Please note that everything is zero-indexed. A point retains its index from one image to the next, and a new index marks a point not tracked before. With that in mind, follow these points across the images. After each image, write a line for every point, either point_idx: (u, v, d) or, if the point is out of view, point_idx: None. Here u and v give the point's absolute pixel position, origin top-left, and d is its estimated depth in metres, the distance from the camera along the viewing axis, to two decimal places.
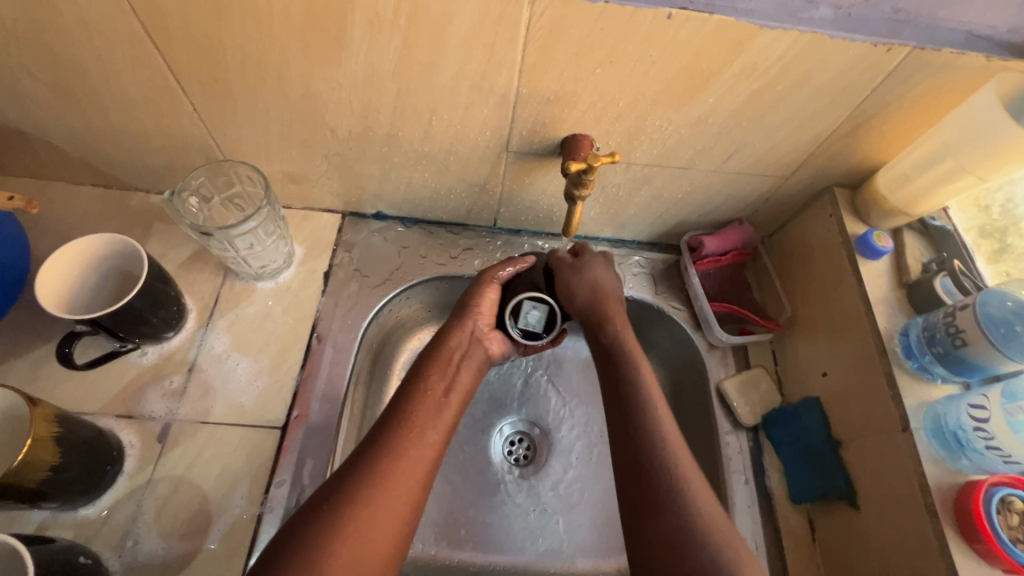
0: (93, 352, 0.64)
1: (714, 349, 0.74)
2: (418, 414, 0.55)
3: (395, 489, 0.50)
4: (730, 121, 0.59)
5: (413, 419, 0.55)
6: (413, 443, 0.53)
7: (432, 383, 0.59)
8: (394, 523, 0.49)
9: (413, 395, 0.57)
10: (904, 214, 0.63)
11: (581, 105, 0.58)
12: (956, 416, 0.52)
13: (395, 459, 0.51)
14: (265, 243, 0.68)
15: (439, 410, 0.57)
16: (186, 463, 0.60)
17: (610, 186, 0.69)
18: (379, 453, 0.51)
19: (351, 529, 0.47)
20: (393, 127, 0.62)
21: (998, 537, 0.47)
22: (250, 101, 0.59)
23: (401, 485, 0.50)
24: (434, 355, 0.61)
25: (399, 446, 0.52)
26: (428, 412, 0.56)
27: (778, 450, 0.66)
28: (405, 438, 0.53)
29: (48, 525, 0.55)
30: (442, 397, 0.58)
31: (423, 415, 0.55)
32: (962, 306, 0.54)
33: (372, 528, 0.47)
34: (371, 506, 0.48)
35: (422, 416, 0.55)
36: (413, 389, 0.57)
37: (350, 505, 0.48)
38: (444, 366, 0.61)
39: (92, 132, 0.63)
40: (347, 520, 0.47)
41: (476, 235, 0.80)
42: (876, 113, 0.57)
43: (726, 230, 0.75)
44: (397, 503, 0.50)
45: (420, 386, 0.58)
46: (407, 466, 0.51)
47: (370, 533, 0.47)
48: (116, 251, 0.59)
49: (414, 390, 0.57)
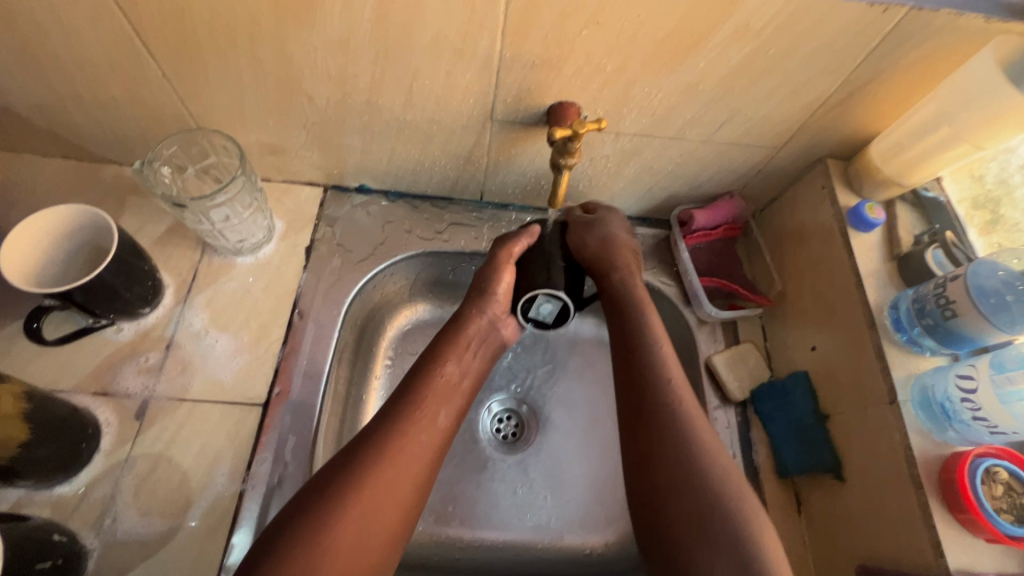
0: (65, 329, 0.62)
1: (703, 325, 0.73)
2: (426, 401, 0.54)
3: (389, 491, 0.48)
4: (721, 88, 0.57)
5: (422, 404, 0.54)
6: (424, 426, 0.52)
7: (446, 369, 0.57)
8: (389, 520, 0.47)
9: (422, 379, 0.56)
10: (897, 185, 0.62)
11: (567, 71, 0.55)
12: (943, 387, 0.51)
13: (401, 447, 0.50)
14: (243, 216, 0.66)
15: (451, 395, 0.56)
16: (165, 440, 0.59)
17: (598, 158, 0.67)
18: (373, 453, 0.49)
19: (354, 509, 0.46)
20: (373, 94, 0.59)
21: (981, 506, 0.46)
22: (222, 65, 0.56)
23: (396, 482, 0.49)
24: (448, 339, 0.60)
25: (396, 441, 0.50)
26: (437, 399, 0.55)
27: (765, 425, 0.66)
28: (401, 435, 0.51)
29: (23, 503, 0.54)
30: (455, 382, 0.57)
31: (433, 400, 0.54)
32: (953, 276, 0.53)
33: (363, 534, 0.46)
34: (363, 510, 0.46)
35: (434, 400, 0.55)
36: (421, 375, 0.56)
37: (336, 513, 0.45)
38: (461, 352, 0.59)
39: (57, 100, 0.60)
40: (334, 526, 0.45)
41: (462, 209, 0.78)
42: (871, 80, 0.55)
43: (717, 204, 0.74)
44: (392, 505, 0.48)
45: (431, 370, 0.57)
46: (409, 453, 0.50)
47: (366, 525, 0.46)
48: (87, 224, 0.57)
49: (425, 375, 0.56)
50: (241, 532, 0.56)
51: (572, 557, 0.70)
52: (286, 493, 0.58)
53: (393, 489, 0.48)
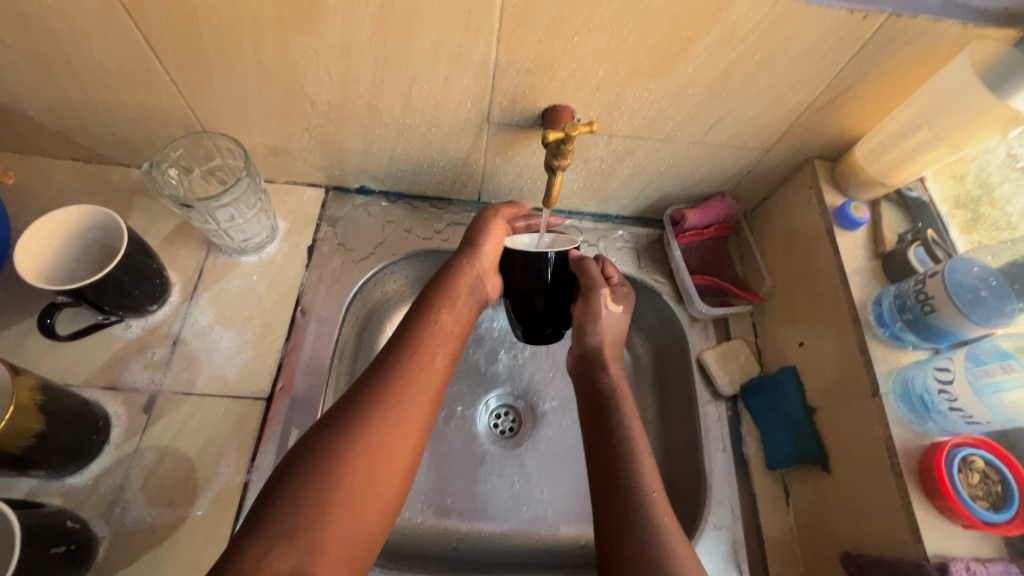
0: (76, 325, 0.64)
1: (695, 321, 0.75)
2: (427, 346, 0.57)
3: (395, 434, 0.50)
4: (710, 91, 0.59)
5: (419, 351, 0.56)
6: (421, 374, 0.55)
7: (440, 319, 0.60)
8: (394, 468, 0.49)
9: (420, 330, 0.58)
10: (882, 185, 0.64)
11: (561, 75, 0.57)
12: (923, 379, 0.53)
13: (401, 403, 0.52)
14: (247, 215, 0.68)
15: (443, 343, 0.59)
16: (172, 432, 0.61)
17: (592, 159, 0.69)
18: (385, 404, 0.51)
19: (350, 470, 0.47)
20: (373, 98, 0.61)
21: (958, 494, 0.48)
22: (227, 70, 0.58)
23: (405, 424, 0.51)
24: (444, 291, 0.62)
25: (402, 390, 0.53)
26: (431, 344, 0.57)
27: (755, 418, 0.68)
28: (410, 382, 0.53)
29: (36, 492, 0.56)
30: (448, 328, 0.60)
31: (430, 347, 0.57)
32: (932, 273, 0.55)
33: (368, 481, 0.47)
34: (369, 461, 0.48)
35: (431, 347, 0.57)
36: (420, 322, 0.59)
37: (345, 465, 0.47)
38: (453, 303, 0.62)
39: (68, 104, 0.62)
40: (355, 445, 0.48)
41: (461, 209, 0.80)
42: (854, 83, 0.57)
43: (709, 204, 0.76)
44: (399, 447, 0.50)
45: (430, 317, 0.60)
46: (409, 404, 0.52)
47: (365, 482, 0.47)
48: (98, 224, 0.59)
49: (423, 323, 0.59)
50: (246, 521, 0.58)
51: (567, 548, 0.72)
52: None
53: (393, 440, 0.50)
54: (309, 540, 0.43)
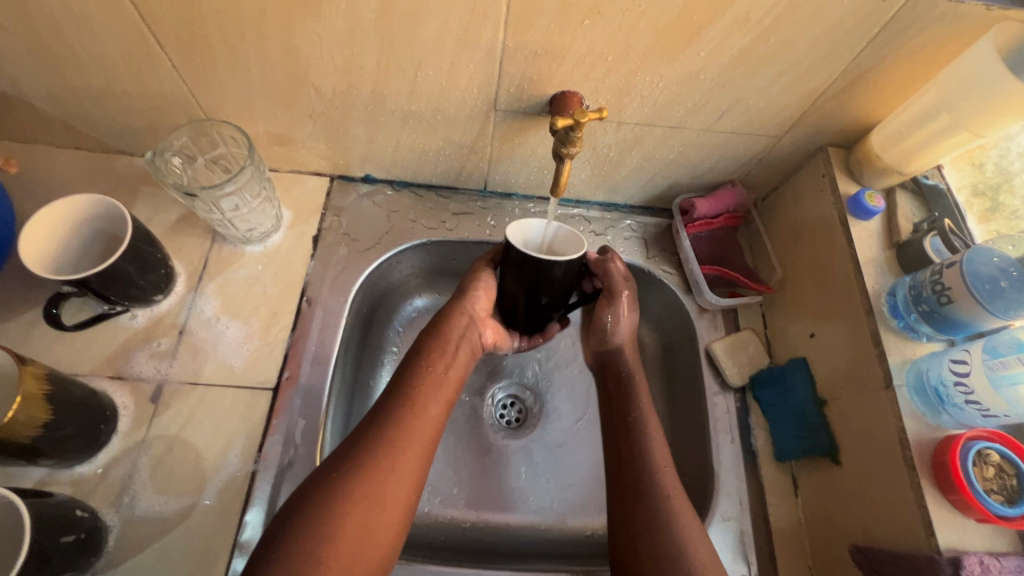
0: (82, 314, 0.64)
1: (704, 312, 0.74)
2: (424, 393, 0.57)
3: (395, 465, 0.52)
4: (722, 77, 0.57)
5: (415, 397, 0.56)
6: (417, 416, 0.55)
7: (434, 364, 0.60)
8: (400, 498, 0.51)
9: (415, 374, 0.58)
10: (898, 173, 0.62)
11: (569, 60, 0.56)
12: (937, 371, 0.52)
13: (400, 435, 0.53)
14: (251, 205, 0.67)
15: (438, 388, 0.58)
16: (180, 422, 0.61)
17: (600, 147, 0.68)
18: (389, 437, 0.53)
19: (355, 499, 0.49)
20: (378, 85, 0.60)
21: (973, 488, 0.47)
22: (230, 57, 0.57)
23: (411, 451, 0.53)
24: (436, 339, 0.62)
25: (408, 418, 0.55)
26: (427, 390, 0.57)
27: (764, 410, 0.67)
28: (415, 413, 0.55)
29: (46, 481, 0.56)
30: (443, 374, 0.59)
31: (426, 391, 0.57)
32: (949, 263, 0.54)
33: (373, 509, 0.49)
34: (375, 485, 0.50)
35: (426, 391, 0.57)
36: (417, 369, 0.59)
37: (349, 487, 0.49)
38: (445, 347, 0.61)
39: (70, 91, 0.62)
40: (360, 479, 0.50)
41: (466, 199, 0.79)
42: (872, 68, 0.56)
43: (719, 193, 0.75)
44: (397, 485, 0.51)
45: (423, 364, 0.59)
46: (409, 442, 0.53)
47: (367, 513, 0.49)
48: (102, 214, 0.59)
49: (417, 372, 0.58)
50: (254, 510, 0.58)
51: (573, 539, 0.72)
52: (296, 475, 0.60)
53: (392, 477, 0.51)
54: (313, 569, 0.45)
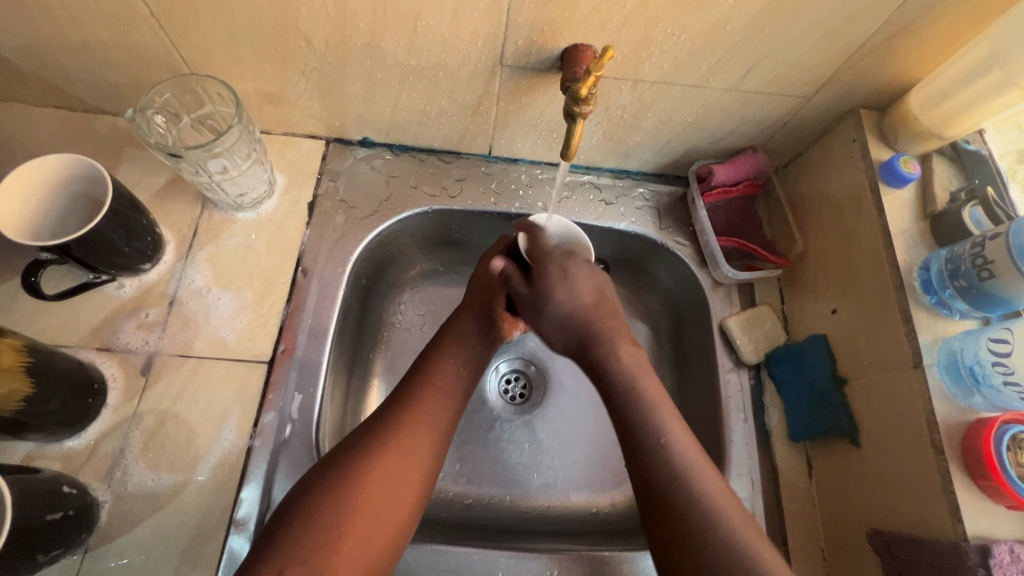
0: (66, 284, 0.61)
1: (719, 286, 0.71)
2: (432, 392, 0.54)
3: (414, 445, 0.50)
4: (751, 28, 0.52)
5: (436, 382, 0.55)
6: (437, 402, 0.54)
7: (455, 353, 0.58)
8: (418, 479, 0.49)
9: (432, 361, 0.57)
10: (936, 137, 0.58)
11: (583, 8, 0.51)
12: (973, 351, 0.49)
13: (420, 414, 0.52)
14: (241, 168, 0.63)
15: (459, 377, 0.57)
16: (172, 396, 0.58)
17: (614, 108, 0.64)
18: (407, 418, 0.51)
19: (372, 477, 0.47)
20: (374, 37, 0.55)
21: (1006, 473, 0.45)
22: (212, 3, 0.52)
23: (416, 452, 0.50)
24: (453, 330, 0.60)
25: (412, 422, 0.51)
26: (448, 378, 0.56)
27: (779, 388, 0.65)
28: (419, 414, 0.52)
29: (34, 456, 0.54)
30: (462, 365, 0.58)
31: (446, 378, 0.56)
32: (993, 234, 0.50)
33: (388, 492, 0.47)
34: (377, 492, 0.46)
35: (445, 378, 0.56)
36: (430, 364, 0.56)
37: (363, 465, 0.47)
38: (466, 338, 0.59)
39: (43, 43, 0.57)
40: (378, 455, 0.48)
41: (470, 164, 0.75)
42: (916, 19, 0.51)
43: (738, 159, 0.70)
44: (417, 466, 0.49)
45: (439, 352, 0.58)
46: (429, 425, 0.52)
47: (385, 491, 0.47)
48: (80, 175, 0.55)
49: (436, 357, 0.57)
50: (250, 487, 0.56)
51: (578, 516, 0.70)
52: (293, 452, 0.58)
53: (413, 457, 0.49)
54: (325, 548, 0.43)
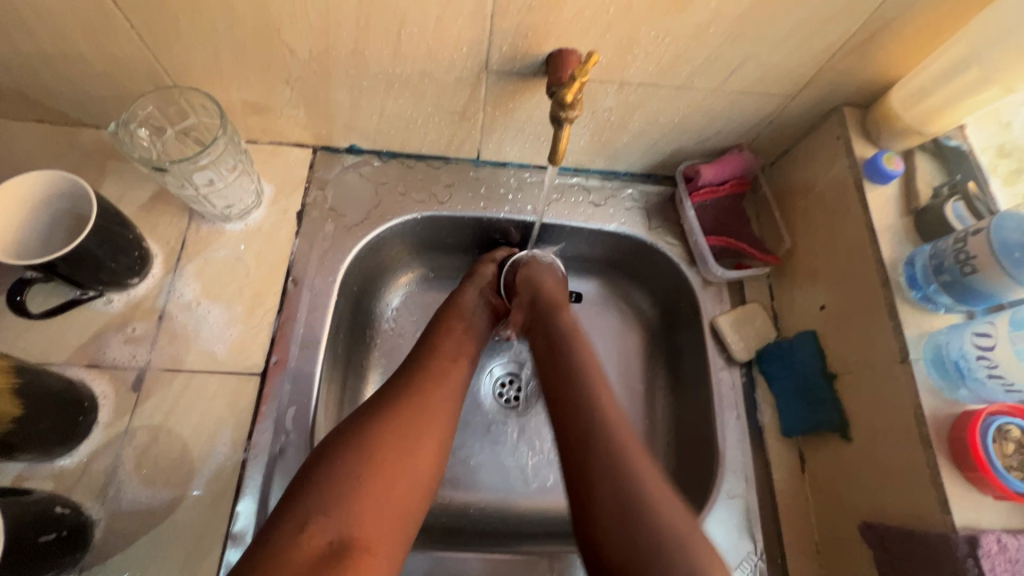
0: (53, 300, 0.60)
1: (709, 285, 0.71)
2: (440, 361, 0.57)
3: (429, 402, 0.52)
4: (733, 30, 0.53)
5: (441, 348, 0.59)
6: (447, 365, 0.57)
7: (455, 322, 0.63)
8: (436, 434, 0.51)
9: (437, 330, 0.62)
10: (918, 134, 0.58)
11: (566, 13, 0.51)
12: (958, 344, 0.50)
13: (429, 375, 0.55)
14: (227, 179, 0.62)
15: (462, 344, 0.61)
16: (164, 412, 0.58)
17: (600, 111, 0.64)
18: (416, 377, 0.54)
19: (392, 428, 0.48)
20: (358, 45, 0.55)
21: (992, 465, 0.45)
22: (193, 16, 0.52)
23: (430, 407, 0.52)
24: (452, 307, 0.65)
25: (424, 385, 0.53)
26: (451, 344, 0.60)
27: (770, 384, 0.66)
28: (433, 378, 0.55)
29: (25, 476, 0.54)
30: (464, 331, 0.63)
31: (449, 345, 0.60)
32: (975, 230, 0.50)
33: (409, 439, 0.49)
34: (397, 443, 0.48)
35: (450, 345, 0.60)
36: (437, 331, 0.61)
37: (381, 413, 0.50)
38: (462, 313, 0.65)
39: (21, 59, 0.56)
40: (394, 408, 0.50)
41: (459, 168, 0.75)
42: (896, 17, 0.51)
43: (725, 158, 0.71)
44: (432, 418, 0.51)
45: (443, 325, 0.62)
46: (441, 386, 0.54)
47: (404, 438, 0.48)
48: (65, 192, 0.55)
49: (439, 328, 0.62)
50: (246, 499, 0.56)
51: None
52: (289, 464, 0.58)
53: (428, 412, 0.51)
54: (352, 494, 0.44)
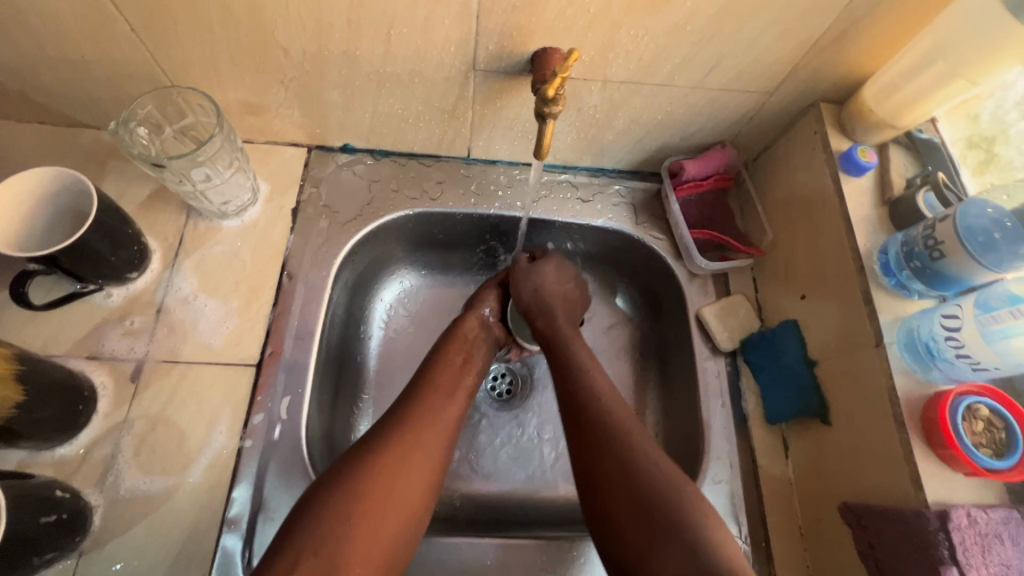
0: (55, 294, 0.62)
1: (695, 278, 0.73)
2: (435, 396, 0.58)
3: (420, 437, 0.53)
4: (710, 28, 0.55)
5: (437, 381, 0.60)
6: (441, 401, 0.58)
7: (454, 354, 0.64)
8: (426, 471, 0.52)
9: (436, 363, 0.63)
10: (891, 127, 0.60)
11: (548, 13, 0.53)
12: (928, 327, 0.52)
13: (423, 411, 0.56)
14: (224, 175, 0.64)
15: (459, 377, 0.62)
16: (162, 401, 0.59)
17: (586, 109, 0.66)
18: (409, 413, 0.55)
19: (382, 465, 0.50)
20: (350, 46, 0.57)
21: (961, 442, 0.47)
22: (190, 18, 0.54)
23: (422, 444, 0.53)
24: (454, 336, 0.66)
25: (416, 421, 0.55)
26: (447, 377, 0.61)
27: (754, 373, 0.67)
28: (427, 414, 0.56)
29: (26, 463, 0.55)
30: (463, 364, 0.64)
31: (446, 379, 0.61)
32: (942, 218, 0.53)
33: (398, 476, 0.50)
34: (386, 481, 0.49)
35: (446, 379, 0.61)
36: (434, 364, 0.62)
37: (371, 450, 0.51)
38: (462, 343, 0.66)
39: (25, 60, 0.58)
40: (385, 446, 0.52)
41: (450, 166, 0.77)
42: (865, 15, 0.54)
43: (708, 154, 0.73)
44: (422, 455, 0.53)
45: (442, 357, 0.63)
46: (434, 423, 0.55)
47: (394, 476, 0.50)
48: (66, 188, 0.56)
49: (435, 359, 0.63)
50: (242, 487, 0.57)
51: (566, 507, 0.72)
52: (283, 453, 0.60)
53: (418, 450, 0.53)
54: (341, 530, 0.46)
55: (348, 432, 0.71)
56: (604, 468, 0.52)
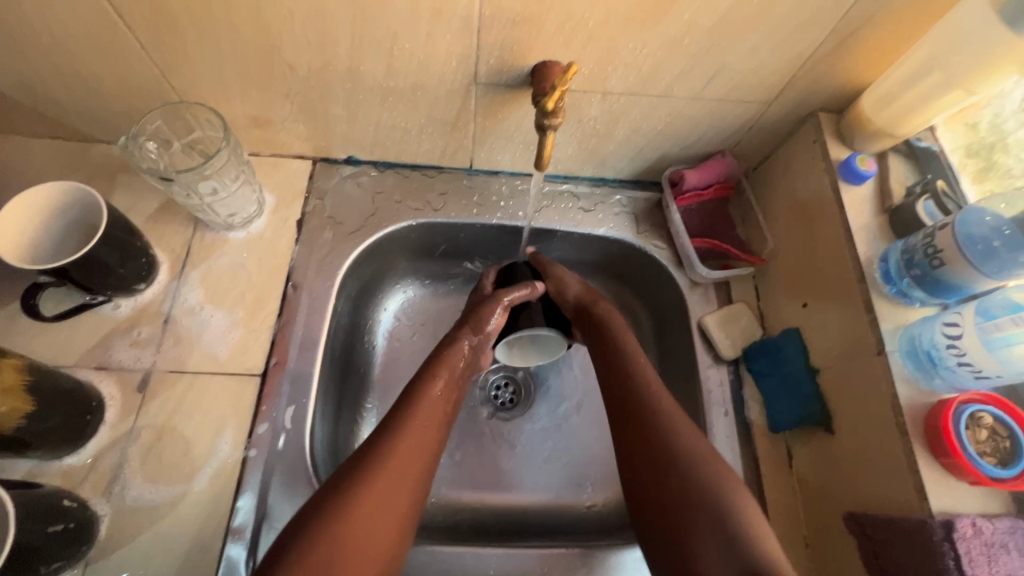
0: (65, 305, 0.63)
1: (696, 286, 0.73)
2: (415, 431, 0.55)
3: (398, 477, 0.52)
4: (707, 40, 0.56)
5: (419, 416, 0.57)
6: (419, 435, 0.56)
7: (438, 386, 0.60)
8: (400, 512, 0.51)
9: (419, 394, 0.58)
10: (889, 136, 0.61)
11: (548, 28, 0.54)
12: (929, 335, 0.52)
13: (400, 448, 0.54)
14: (231, 188, 0.65)
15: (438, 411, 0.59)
16: (168, 411, 0.60)
17: (586, 120, 0.67)
18: (387, 452, 0.53)
19: (360, 509, 0.48)
20: (354, 61, 0.59)
21: (965, 451, 0.47)
22: (199, 37, 0.55)
23: (398, 485, 0.51)
24: (440, 363, 0.61)
25: (392, 458, 0.53)
26: (427, 411, 0.58)
27: (757, 382, 0.67)
28: (405, 450, 0.54)
29: (35, 473, 0.56)
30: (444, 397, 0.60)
31: (426, 413, 0.57)
32: (941, 226, 0.53)
33: (376, 518, 0.49)
34: (365, 527, 0.48)
35: (426, 412, 0.57)
36: (418, 394, 0.58)
37: (352, 492, 0.49)
38: (450, 372, 0.62)
39: (39, 78, 0.60)
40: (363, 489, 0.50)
41: (453, 177, 0.78)
42: (861, 26, 0.54)
43: (708, 163, 0.73)
44: (399, 495, 0.51)
45: (425, 388, 0.59)
46: (409, 461, 0.53)
47: (370, 520, 0.48)
48: (76, 202, 0.58)
49: (419, 388, 0.59)
50: (246, 496, 0.58)
51: (570, 517, 0.72)
52: (287, 462, 0.60)
53: (393, 491, 0.51)
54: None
55: (351, 441, 0.72)
56: (661, 479, 0.53)
